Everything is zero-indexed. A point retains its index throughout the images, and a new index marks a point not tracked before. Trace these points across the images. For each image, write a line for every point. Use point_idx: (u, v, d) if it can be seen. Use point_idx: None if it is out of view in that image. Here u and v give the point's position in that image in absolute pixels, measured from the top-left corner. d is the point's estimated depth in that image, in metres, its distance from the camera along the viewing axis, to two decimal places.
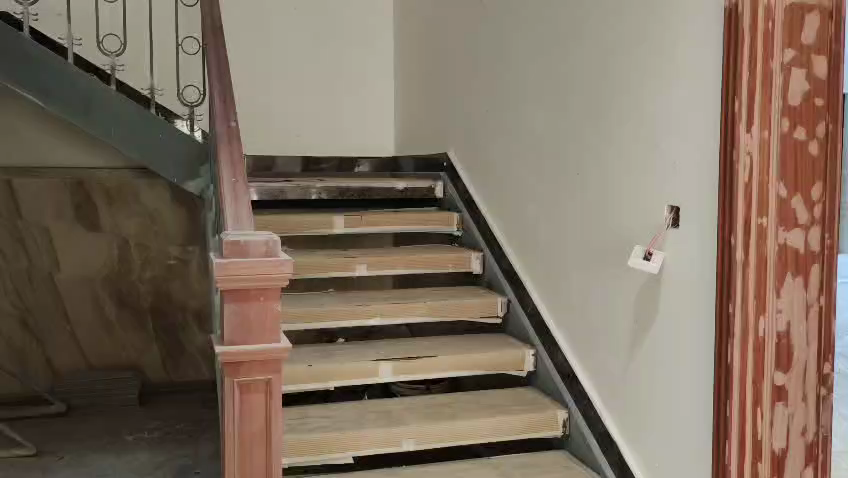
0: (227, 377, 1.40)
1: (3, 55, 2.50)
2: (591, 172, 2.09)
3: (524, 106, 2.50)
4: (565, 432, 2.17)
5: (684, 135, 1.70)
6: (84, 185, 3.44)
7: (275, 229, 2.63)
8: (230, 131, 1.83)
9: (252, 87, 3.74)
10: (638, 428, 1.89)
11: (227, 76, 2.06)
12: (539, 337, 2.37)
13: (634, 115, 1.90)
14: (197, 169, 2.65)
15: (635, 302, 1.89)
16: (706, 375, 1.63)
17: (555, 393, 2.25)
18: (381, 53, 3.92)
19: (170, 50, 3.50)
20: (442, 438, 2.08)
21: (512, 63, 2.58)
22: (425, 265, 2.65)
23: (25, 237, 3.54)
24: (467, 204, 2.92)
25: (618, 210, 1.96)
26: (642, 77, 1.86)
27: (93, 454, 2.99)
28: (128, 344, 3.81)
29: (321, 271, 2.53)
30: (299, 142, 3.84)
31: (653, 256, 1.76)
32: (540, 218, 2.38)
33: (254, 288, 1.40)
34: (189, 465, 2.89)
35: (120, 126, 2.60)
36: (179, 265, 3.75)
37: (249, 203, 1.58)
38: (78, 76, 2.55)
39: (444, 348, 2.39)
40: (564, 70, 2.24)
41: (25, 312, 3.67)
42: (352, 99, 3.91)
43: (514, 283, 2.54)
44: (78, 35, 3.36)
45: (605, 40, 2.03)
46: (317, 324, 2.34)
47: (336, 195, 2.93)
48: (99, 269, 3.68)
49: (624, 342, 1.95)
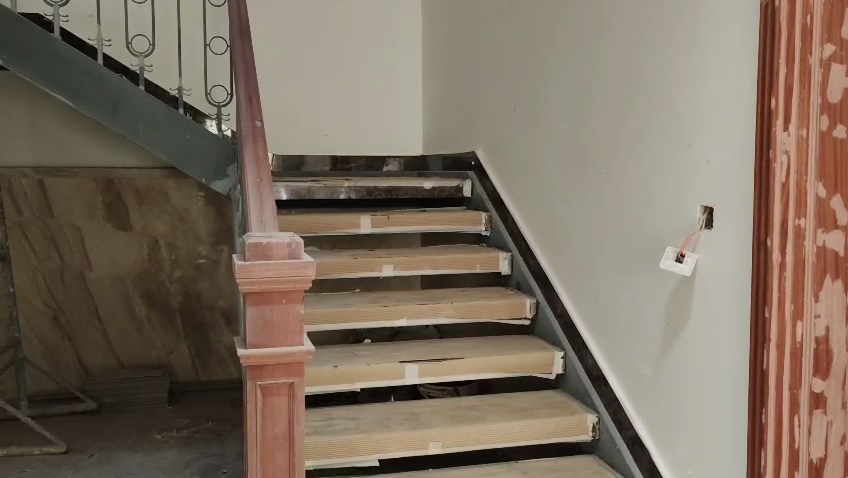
0: (250, 380, 1.38)
1: (34, 55, 2.52)
2: (621, 172, 2.05)
3: (551, 104, 2.46)
4: (594, 436, 2.13)
5: (718, 134, 1.65)
6: (115, 183, 3.56)
7: (302, 229, 2.62)
8: (255, 131, 1.82)
9: (279, 86, 3.74)
10: (670, 434, 1.84)
11: (253, 76, 2.05)
12: (569, 339, 2.33)
13: (663, 115, 1.85)
14: (224, 169, 2.66)
15: (666, 304, 1.84)
16: (741, 380, 1.58)
17: (585, 397, 2.21)
18: (407, 53, 3.91)
19: (198, 49, 3.51)
20: (469, 442, 2.05)
21: (540, 61, 2.55)
22: (453, 266, 2.61)
23: (57, 236, 3.56)
24: (495, 203, 2.88)
25: (649, 211, 1.91)
26: (672, 74, 1.81)
27: (122, 452, 3.02)
28: (156, 342, 3.73)
29: (347, 271, 2.52)
30: (327, 142, 3.84)
31: (686, 256, 1.72)
32: (568, 218, 2.34)
33: (276, 290, 1.37)
34: (216, 464, 2.90)
35: (149, 126, 2.61)
36: (209, 264, 3.75)
37: (274, 205, 1.56)
38: (108, 76, 2.56)
39: (471, 349, 2.36)
40: (592, 67, 2.20)
41: (57, 310, 3.60)
42: (380, 100, 3.90)
43: (543, 284, 2.50)
44: (109, 36, 3.38)
45: (634, 36, 1.99)
46: (343, 325, 2.32)
47: (363, 195, 2.92)
48: (130, 267, 3.65)
49: (654, 345, 1.90)
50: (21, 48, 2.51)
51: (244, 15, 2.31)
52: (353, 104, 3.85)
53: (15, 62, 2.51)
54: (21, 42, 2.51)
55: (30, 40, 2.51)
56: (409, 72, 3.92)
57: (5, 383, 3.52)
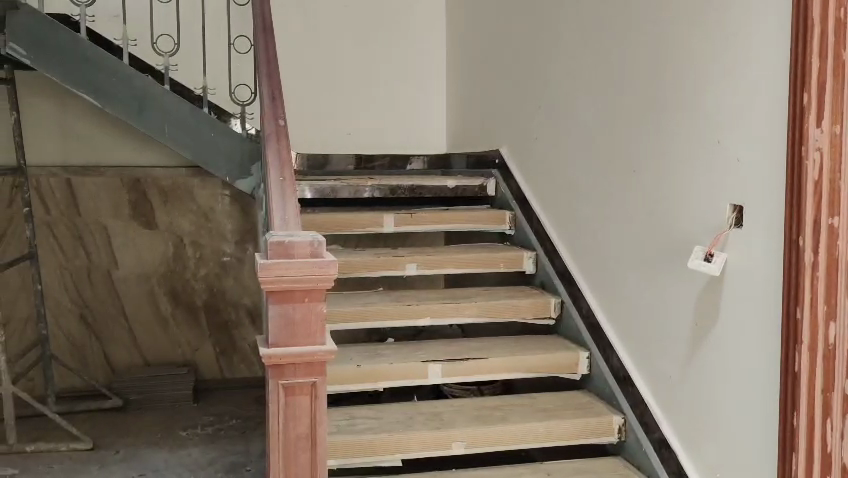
0: (272, 379, 1.37)
1: (61, 56, 2.54)
2: (648, 169, 2.01)
3: (575, 102, 2.43)
4: (620, 438, 2.09)
5: (747, 132, 1.61)
6: (140, 182, 3.61)
7: (325, 227, 2.62)
8: (278, 131, 1.81)
9: (303, 86, 3.74)
10: (698, 437, 1.80)
11: (276, 75, 2.05)
12: (594, 339, 2.30)
13: (691, 111, 1.82)
14: (247, 168, 2.67)
15: (694, 304, 1.81)
16: (771, 382, 1.54)
17: (610, 398, 2.18)
18: (431, 52, 3.89)
19: (221, 49, 3.52)
20: (493, 442, 2.03)
21: (564, 59, 2.52)
22: (477, 265, 2.59)
23: (84, 234, 3.58)
24: (519, 202, 2.86)
25: (677, 210, 1.88)
26: (699, 72, 1.78)
27: (147, 448, 3.04)
28: (181, 340, 3.75)
29: (370, 270, 2.51)
30: (351, 140, 3.83)
31: (715, 256, 1.69)
32: (594, 217, 2.31)
33: (299, 289, 1.37)
34: (240, 462, 2.91)
35: (174, 125, 2.62)
36: (233, 263, 3.76)
37: (297, 204, 1.55)
38: (134, 76, 2.58)
39: (495, 349, 2.34)
40: (618, 64, 2.17)
41: (84, 308, 3.63)
42: (404, 98, 3.89)
43: (568, 283, 2.47)
44: (134, 36, 3.41)
45: (660, 32, 1.95)
46: (366, 324, 2.32)
47: (386, 193, 2.91)
48: (155, 265, 3.68)
49: (682, 345, 1.87)
50: (49, 48, 2.54)
51: (268, 15, 2.32)
52: (376, 103, 3.85)
53: (42, 62, 2.54)
54: (49, 42, 2.53)
55: (57, 41, 2.54)
56: (432, 72, 3.91)
57: (33, 379, 3.57)
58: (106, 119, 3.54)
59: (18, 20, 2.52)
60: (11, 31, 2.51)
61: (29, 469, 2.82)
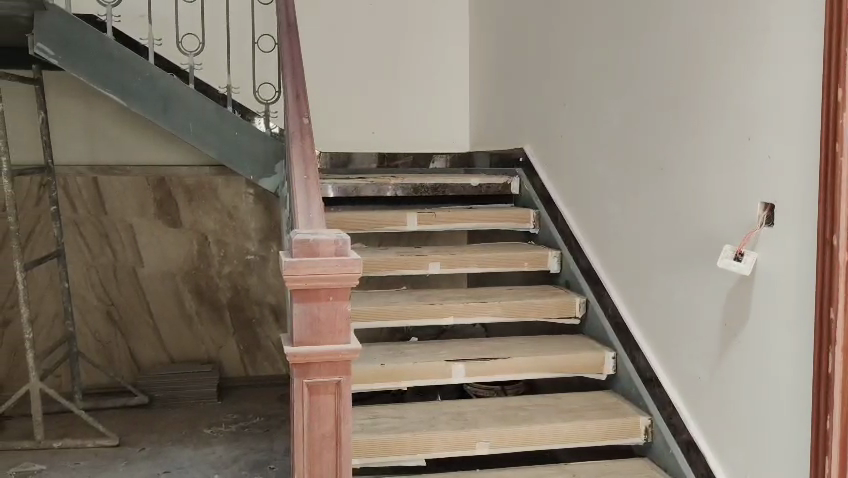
0: (297, 378, 1.37)
1: (88, 55, 2.56)
2: (676, 166, 1.98)
3: (602, 99, 2.40)
4: (647, 439, 2.06)
5: (779, 127, 1.58)
6: (165, 181, 3.62)
7: (348, 226, 2.61)
8: (302, 129, 1.81)
9: (327, 85, 3.74)
10: (727, 440, 1.77)
11: (300, 74, 2.05)
12: (620, 339, 2.27)
13: (722, 108, 1.78)
14: (271, 167, 2.67)
15: (722, 304, 1.78)
16: (803, 385, 1.51)
17: (637, 398, 2.15)
18: (455, 51, 3.88)
19: (245, 49, 3.54)
20: (518, 442, 2.01)
21: (590, 56, 2.49)
22: (501, 264, 2.58)
23: (109, 232, 3.61)
24: (544, 201, 2.83)
25: (705, 209, 1.85)
26: (730, 67, 1.75)
27: (172, 446, 3.06)
28: (205, 337, 3.77)
29: (394, 269, 2.50)
30: (374, 140, 3.83)
31: (745, 256, 1.65)
32: (620, 215, 2.29)
33: (323, 288, 1.35)
34: (264, 460, 2.92)
35: (198, 124, 2.63)
36: (257, 261, 3.76)
37: (321, 202, 1.54)
38: (159, 76, 2.59)
39: (519, 349, 2.32)
40: (645, 60, 2.14)
41: (110, 305, 3.66)
42: (427, 98, 3.87)
43: (593, 283, 2.44)
44: (159, 36, 3.43)
45: (689, 27, 1.92)
46: (389, 323, 2.31)
47: (409, 191, 2.90)
48: (180, 263, 3.69)
49: (711, 344, 1.83)
50: (76, 48, 2.55)
51: (292, 14, 2.31)
52: (399, 102, 3.84)
53: (69, 62, 2.56)
54: (76, 42, 2.55)
55: (84, 41, 2.56)
56: (455, 70, 3.89)
57: (60, 376, 3.61)
58: (131, 118, 3.56)
59: (46, 20, 2.53)
60: (39, 32, 2.53)
61: (56, 465, 2.85)
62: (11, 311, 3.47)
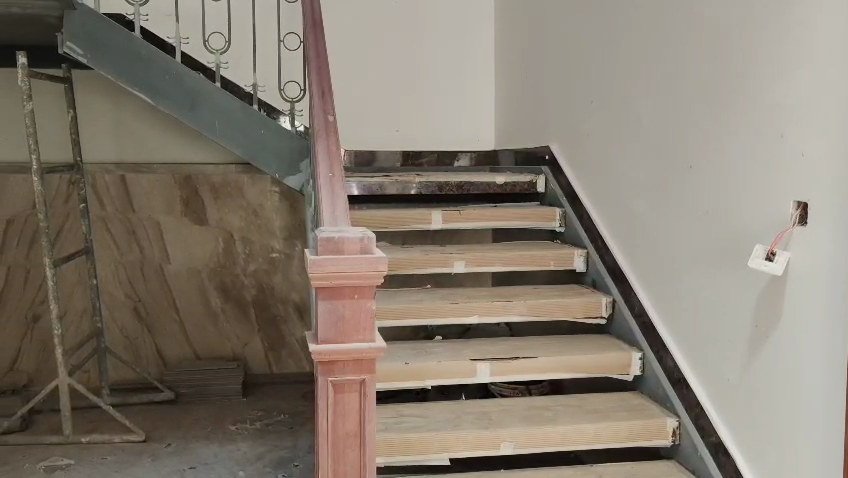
0: (321, 376, 1.36)
1: (116, 53, 2.58)
2: (706, 164, 1.95)
3: (629, 97, 2.37)
4: (675, 441, 2.03)
5: (813, 124, 1.55)
6: (192, 179, 3.62)
7: (373, 224, 2.61)
8: (327, 126, 1.80)
9: (353, 84, 3.74)
10: (758, 442, 1.74)
11: (326, 71, 2.04)
12: (647, 340, 2.24)
13: (753, 104, 1.75)
14: (297, 165, 2.68)
15: (753, 304, 1.75)
16: (838, 388, 1.47)
17: (664, 400, 2.12)
18: (481, 50, 3.87)
19: (271, 47, 3.55)
20: (542, 443, 1.99)
21: (618, 53, 2.46)
22: (526, 263, 2.56)
23: (137, 230, 3.64)
24: (570, 199, 2.81)
25: (736, 207, 1.82)
26: (763, 63, 1.72)
27: (199, 442, 3.08)
28: (231, 334, 3.80)
29: (418, 267, 2.49)
30: (399, 137, 3.83)
31: (777, 255, 1.62)
32: (648, 215, 2.26)
33: (348, 286, 1.34)
34: (288, 457, 2.93)
35: (225, 122, 2.64)
36: (283, 259, 3.77)
37: (346, 200, 1.53)
38: (186, 74, 2.61)
39: (544, 348, 2.30)
40: (674, 56, 2.11)
41: (137, 302, 3.70)
42: (452, 97, 3.87)
43: (620, 282, 2.41)
44: (186, 35, 3.45)
45: (720, 23, 1.89)
46: (414, 321, 2.30)
47: (435, 189, 2.89)
48: (206, 261, 3.72)
49: (742, 345, 1.80)
50: (104, 47, 2.58)
51: (318, 11, 2.31)
52: (424, 100, 3.83)
53: (97, 61, 2.58)
54: (105, 41, 2.57)
55: (112, 40, 2.57)
56: (481, 69, 3.88)
57: (89, 371, 3.66)
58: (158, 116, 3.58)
59: (75, 19, 2.55)
60: (69, 31, 2.55)
61: (84, 460, 2.88)
62: (41, 307, 3.52)
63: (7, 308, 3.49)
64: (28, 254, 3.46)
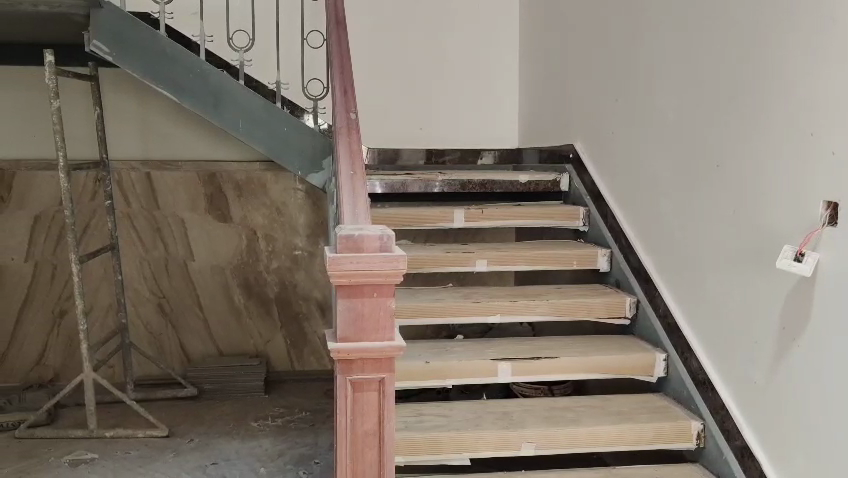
0: (341, 374, 1.36)
1: (143, 52, 2.60)
2: (733, 162, 1.91)
3: (655, 95, 2.34)
4: (700, 444, 1.99)
5: (843, 123, 1.51)
6: (216, 177, 3.64)
7: (394, 222, 2.60)
8: (349, 125, 1.80)
9: (376, 83, 3.73)
10: (786, 448, 1.70)
11: (348, 69, 2.03)
12: (672, 341, 2.20)
13: (783, 102, 1.71)
14: (319, 164, 2.68)
15: (781, 306, 1.71)
16: None
17: (689, 402, 2.08)
18: (505, 49, 3.84)
19: (295, 45, 3.56)
20: (563, 444, 1.97)
21: (644, 50, 2.43)
22: (548, 263, 2.53)
23: (162, 227, 3.66)
24: (594, 198, 2.78)
25: (764, 207, 1.78)
26: (793, 60, 1.68)
27: (221, 438, 3.10)
28: (254, 332, 3.82)
29: (440, 265, 2.48)
30: (422, 135, 3.82)
31: (806, 256, 1.59)
32: (674, 214, 2.22)
33: (368, 284, 1.33)
34: (308, 455, 2.93)
35: (248, 120, 2.65)
36: (306, 257, 3.78)
37: (366, 197, 1.52)
38: (210, 72, 2.62)
39: (566, 349, 2.27)
40: (701, 53, 2.07)
41: (161, 298, 3.73)
42: (475, 97, 3.85)
43: (645, 282, 2.38)
44: (210, 33, 3.48)
45: (747, 20, 1.85)
46: (435, 321, 2.28)
47: (457, 188, 2.87)
48: (229, 258, 3.73)
49: (769, 349, 1.76)
50: (131, 45, 2.60)
51: (341, 9, 2.30)
52: (447, 98, 3.82)
53: (124, 59, 2.60)
54: (131, 39, 2.59)
55: (138, 38, 2.59)
56: (504, 69, 3.85)
57: (113, 366, 3.70)
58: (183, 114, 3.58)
59: (102, 16, 2.57)
60: (95, 30, 2.57)
61: (108, 454, 2.91)
62: (67, 303, 3.56)
63: (34, 303, 3.54)
64: (54, 250, 3.51)
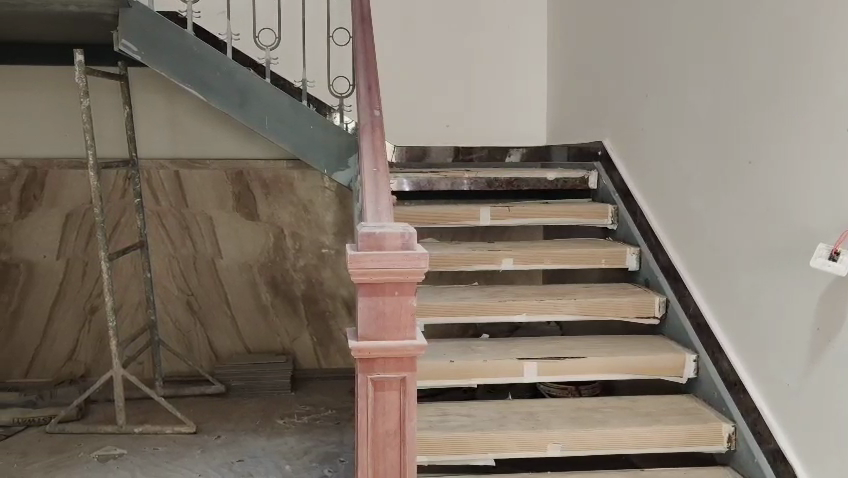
0: (362, 373, 1.34)
1: (171, 50, 2.62)
2: (766, 159, 1.86)
3: (686, 91, 2.29)
4: (730, 446, 1.95)
5: None
6: (243, 176, 3.65)
7: (419, 220, 2.58)
8: (372, 123, 1.78)
9: (402, 82, 3.72)
10: (821, 453, 1.65)
11: (373, 66, 2.02)
12: (702, 341, 2.16)
13: (819, 98, 1.66)
14: (345, 162, 2.67)
15: (816, 307, 1.66)
16: None
17: (719, 404, 2.03)
18: (532, 47, 3.80)
19: (321, 43, 3.56)
20: (591, 446, 1.94)
21: (674, 46, 2.38)
22: (576, 261, 2.49)
23: (191, 225, 3.69)
24: (623, 195, 2.73)
25: (798, 205, 1.73)
26: (829, 54, 1.63)
27: (247, 435, 3.11)
28: (281, 329, 3.84)
29: (466, 264, 2.45)
30: (448, 134, 3.80)
31: (841, 255, 1.52)
32: (706, 212, 2.17)
33: (390, 282, 1.32)
34: (334, 452, 2.94)
35: (274, 118, 2.65)
36: (332, 254, 3.77)
37: (389, 194, 1.51)
38: (237, 70, 2.62)
39: (594, 349, 2.23)
40: (733, 47, 2.02)
41: (190, 296, 3.77)
42: (502, 95, 3.82)
43: (674, 282, 2.33)
44: (237, 32, 3.50)
45: (783, 14, 1.80)
46: (461, 320, 2.26)
47: (483, 185, 2.84)
48: (257, 255, 3.75)
49: (803, 350, 1.71)
50: (159, 44, 2.61)
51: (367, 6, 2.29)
52: (473, 97, 3.80)
53: (151, 58, 2.62)
54: (158, 37, 2.61)
55: (166, 36, 2.61)
56: (531, 67, 3.82)
57: (143, 362, 3.75)
58: (210, 114, 3.61)
59: (130, 16, 2.59)
60: (123, 29, 2.59)
61: (136, 450, 2.95)
62: (98, 300, 3.61)
63: (65, 299, 3.59)
64: (85, 249, 3.56)
